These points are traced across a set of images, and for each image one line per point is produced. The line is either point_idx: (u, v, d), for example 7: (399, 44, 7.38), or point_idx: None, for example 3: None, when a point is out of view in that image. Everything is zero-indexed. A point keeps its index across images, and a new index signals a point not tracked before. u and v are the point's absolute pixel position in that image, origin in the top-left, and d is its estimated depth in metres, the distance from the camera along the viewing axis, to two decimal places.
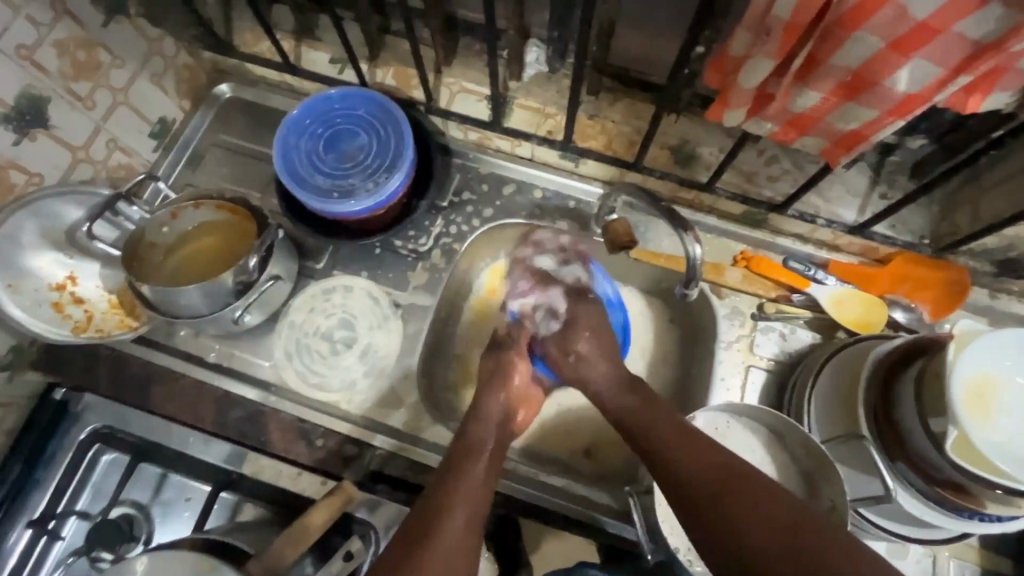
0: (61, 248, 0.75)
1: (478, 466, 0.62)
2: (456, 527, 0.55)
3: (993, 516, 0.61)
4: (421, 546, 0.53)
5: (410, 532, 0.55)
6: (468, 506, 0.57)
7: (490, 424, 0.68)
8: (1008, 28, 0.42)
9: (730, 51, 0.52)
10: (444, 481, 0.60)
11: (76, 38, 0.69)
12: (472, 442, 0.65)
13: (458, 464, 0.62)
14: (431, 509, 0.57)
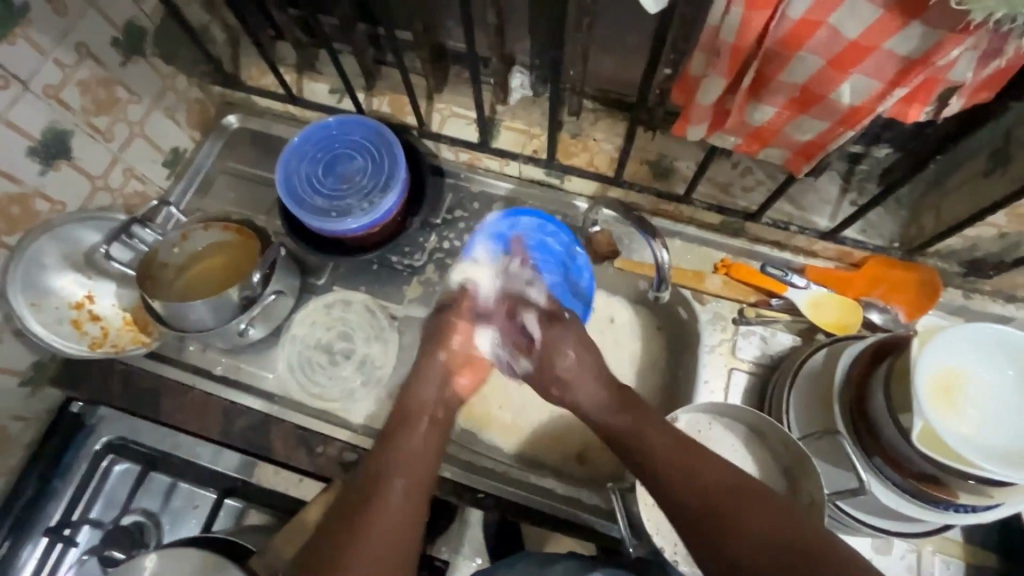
0: (81, 270, 0.81)
1: (415, 438, 0.63)
2: (393, 503, 0.57)
3: (968, 506, 0.62)
4: (358, 531, 0.55)
5: (347, 513, 0.57)
6: (403, 485, 0.59)
7: (433, 390, 0.69)
8: (932, 44, 0.46)
9: (689, 71, 0.57)
10: (381, 457, 0.61)
11: (97, 77, 0.76)
12: (412, 410, 0.66)
13: (393, 436, 0.63)
14: (370, 484, 0.58)
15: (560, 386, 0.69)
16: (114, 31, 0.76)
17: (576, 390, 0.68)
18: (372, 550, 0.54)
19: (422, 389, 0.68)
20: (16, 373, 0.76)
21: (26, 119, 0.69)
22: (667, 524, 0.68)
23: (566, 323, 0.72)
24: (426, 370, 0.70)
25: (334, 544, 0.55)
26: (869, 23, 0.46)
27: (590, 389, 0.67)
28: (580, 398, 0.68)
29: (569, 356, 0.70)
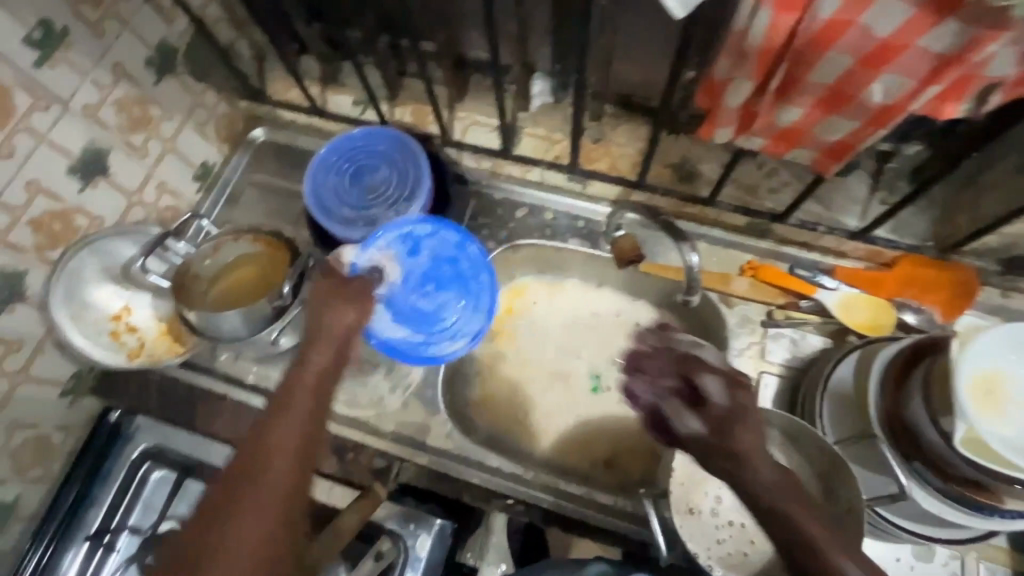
0: (118, 282, 0.83)
1: (304, 405, 0.57)
2: (275, 485, 0.51)
3: (1013, 512, 0.61)
4: (230, 512, 0.49)
5: (222, 493, 0.50)
6: (284, 455, 0.53)
7: (326, 351, 0.62)
8: (968, 41, 0.45)
9: (714, 75, 0.57)
10: (261, 428, 0.55)
11: (132, 96, 0.78)
12: (300, 372, 0.60)
13: (279, 409, 0.56)
14: (252, 464, 0.51)
15: (745, 459, 0.51)
16: (148, 50, 0.79)
17: (758, 468, 0.51)
18: (245, 534, 0.48)
19: (313, 350, 0.62)
20: (58, 384, 0.78)
21: (66, 139, 0.72)
22: (698, 529, 0.68)
23: (757, 400, 0.56)
24: (317, 331, 0.64)
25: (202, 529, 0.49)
26: (902, 21, 0.45)
27: (787, 488, 0.49)
28: (767, 484, 0.50)
29: (759, 436, 0.53)
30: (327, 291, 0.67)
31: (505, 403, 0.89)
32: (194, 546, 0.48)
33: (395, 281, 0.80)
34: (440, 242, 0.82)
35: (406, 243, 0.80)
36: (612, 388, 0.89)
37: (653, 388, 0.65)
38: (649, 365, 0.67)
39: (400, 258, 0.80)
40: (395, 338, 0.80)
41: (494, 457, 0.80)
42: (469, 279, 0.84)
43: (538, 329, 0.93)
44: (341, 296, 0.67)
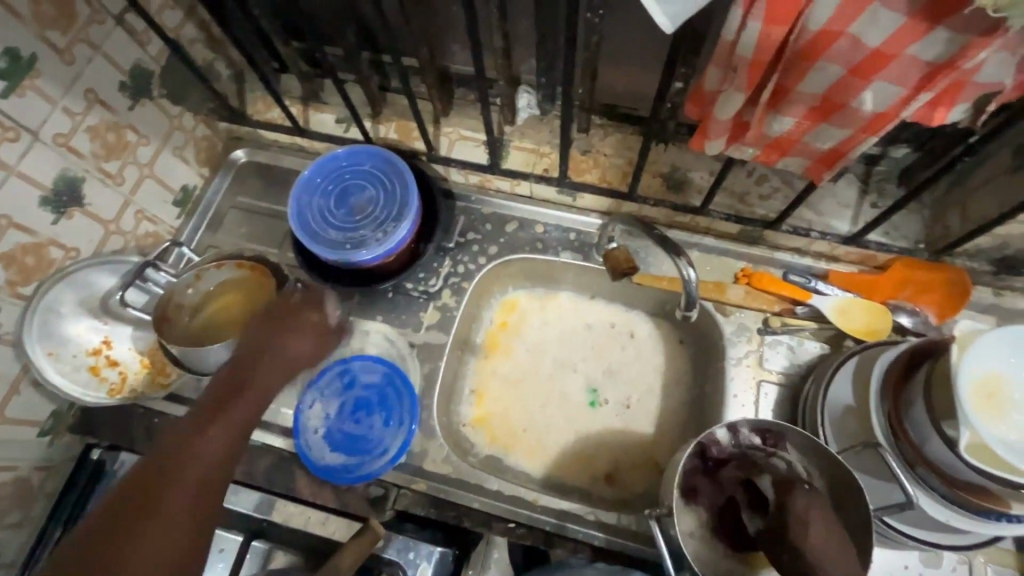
0: (95, 315, 0.81)
1: (234, 411, 0.67)
2: (190, 478, 0.60)
3: (1019, 517, 0.59)
4: (144, 508, 0.57)
5: (142, 480, 0.59)
6: (204, 466, 0.62)
7: (270, 374, 0.72)
8: (957, 49, 0.45)
9: (704, 86, 0.56)
10: (191, 433, 0.63)
11: (105, 122, 0.75)
12: (240, 384, 0.69)
13: (213, 411, 0.66)
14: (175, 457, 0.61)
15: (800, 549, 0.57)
16: (121, 75, 0.76)
17: (813, 547, 0.56)
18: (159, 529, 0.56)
19: (262, 361, 0.72)
20: (36, 423, 0.75)
21: (39, 170, 0.69)
22: (707, 550, 0.68)
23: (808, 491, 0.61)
24: (272, 342, 0.74)
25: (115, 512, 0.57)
26: (891, 30, 0.45)
27: (839, 563, 0.55)
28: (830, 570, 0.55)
29: (804, 522, 0.58)
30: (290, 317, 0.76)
31: (501, 422, 0.87)
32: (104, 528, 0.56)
33: (331, 413, 0.82)
34: (373, 375, 0.83)
35: (340, 375, 0.83)
36: (610, 402, 0.87)
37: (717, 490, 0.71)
38: (723, 472, 0.71)
39: (336, 392, 0.83)
40: (326, 464, 0.79)
41: (493, 479, 0.78)
42: (395, 406, 0.81)
43: (532, 342, 0.92)
44: (298, 317, 0.77)
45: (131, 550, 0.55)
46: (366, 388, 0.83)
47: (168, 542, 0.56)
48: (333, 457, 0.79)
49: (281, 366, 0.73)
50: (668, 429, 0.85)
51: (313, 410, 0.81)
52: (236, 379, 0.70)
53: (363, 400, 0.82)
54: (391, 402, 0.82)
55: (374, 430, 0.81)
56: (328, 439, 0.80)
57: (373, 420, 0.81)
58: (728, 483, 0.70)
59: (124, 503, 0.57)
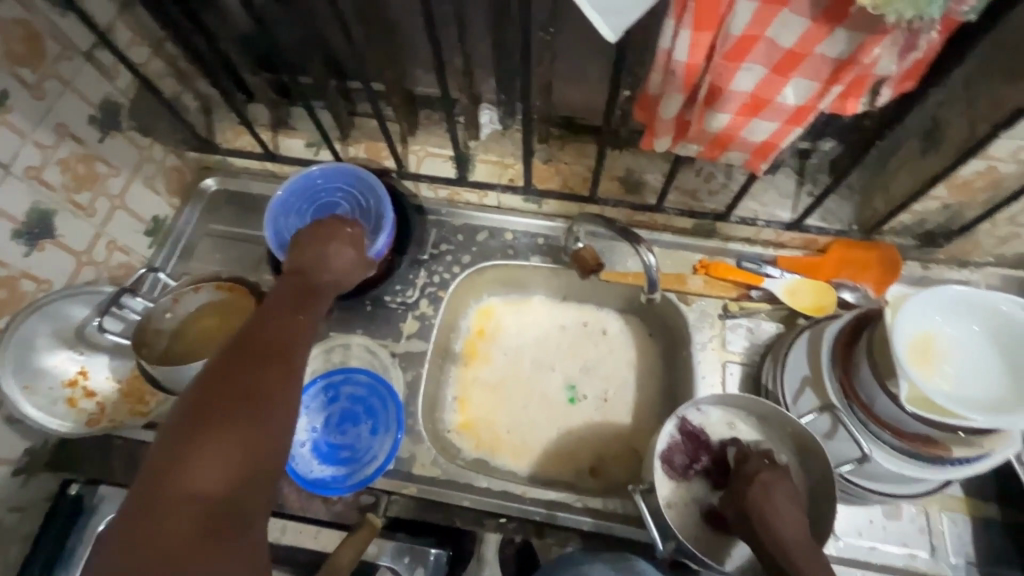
0: (71, 345, 0.80)
1: (309, 300, 0.64)
2: (286, 349, 0.57)
3: (961, 459, 0.66)
4: (248, 372, 0.53)
5: (233, 359, 0.54)
6: (292, 338, 0.59)
7: (329, 277, 0.68)
8: (857, 47, 0.52)
9: (648, 92, 0.63)
10: (273, 320, 0.59)
11: (76, 154, 0.77)
12: (306, 285, 0.66)
13: (288, 299, 0.63)
14: (264, 330, 0.58)
15: (768, 525, 0.60)
16: (91, 108, 0.78)
17: (777, 523, 0.60)
18: (277, 397, 0.53)
19: (316, 272, 0.68)
20: (9, 461, 0.73)
21: (10, 203, 0.70)
22: (682, 515, 0.72)
23: (772, 467, 0.66)
24: (321, 255, 0.69)
25: (215, 386, 0.51)
26: (801, 32, 0.52)
27: (782, 514, 0.60)
28: (778, 526, 0.60)
29: (773, 500, 0.62)
30: (337, 237, 0.71)
31: (486, 424, 0.90)
32: (209, 402, 0.50)
33: (316, 428, 0.82)
34: (357, 386, 0.85)
35: (323, 389, 0.84)
36: (589, 397, 0.91)
37: (690, 460, 0.74)
38: (699, 444, 0.74)
39: (321, 406, 0.84)
40: (316, 476, 0.79)
41: (482, 477, 0.80)
42: (381, 414, 0.83)
43: (509, 347, 0.95)
44: (339, 234, 0.72)
45: (251, 418, 0.50)
46: (350, 401, 0.84)
47: (280, 415, 0.52)
48: (322, 471, 0.80)
49: (333, 280, 0.69)
50: (645, 417, 0.90)
51: (300, 426, 0.82)
52: (302, 278, 0.66)
53: (348, 412, 0.84)
54: (376, 413, 0.83)
55: (362, 438, 0.82)
56: (318, 452, 0.81)
57: (359, 429, 0.82)
58: (702, 456, 0.74)
59: (223, 375, 0.52)
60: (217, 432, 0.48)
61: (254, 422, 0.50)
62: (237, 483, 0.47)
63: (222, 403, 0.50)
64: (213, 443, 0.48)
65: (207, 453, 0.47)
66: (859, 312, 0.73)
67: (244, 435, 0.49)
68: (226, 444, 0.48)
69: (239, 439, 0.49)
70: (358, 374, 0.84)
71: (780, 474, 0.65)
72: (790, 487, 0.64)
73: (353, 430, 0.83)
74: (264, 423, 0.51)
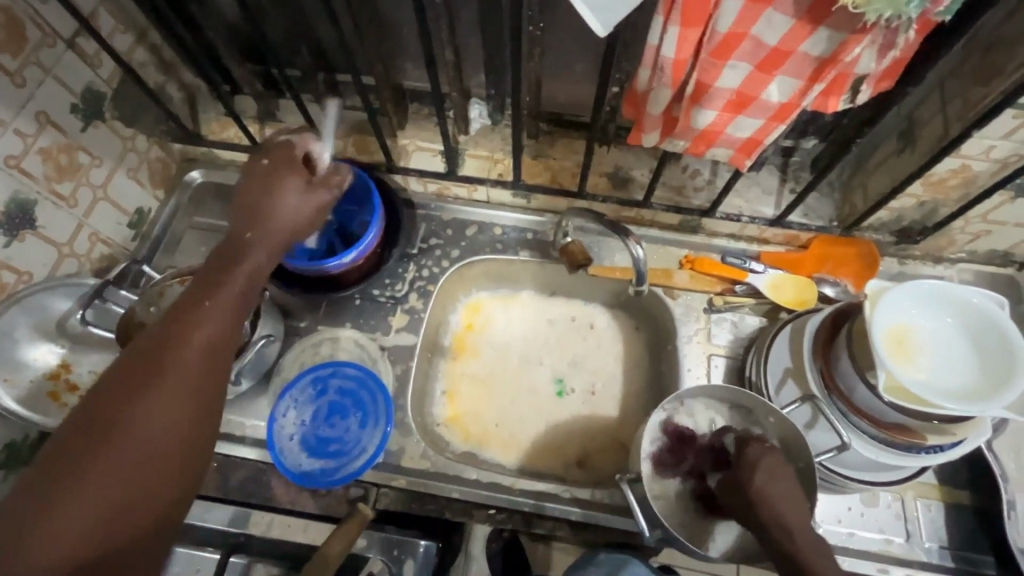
0: (53, 339, 0.79)
1: (233, 295, 0.55)
2: (193, 369, 0.49)
3: (935, 446, 0.68)
4: (141, 406, 0.46)
5: (119, 385, 0.47)
6: (204, 354, 0.51)
7: (267, 238, 0.58)
8: (838, 46, 0.54)
9: (636, 88, 0.63)
10: (177, 325, 0.50)
11: (58, 144, 0.76)
12: (233, 266, 0.56)
13: (208, 292, 0.53)
14: (172, 341, 0.50)
15: (772, 510, 0.61)
16: (73, 97, 0.77)
17: (780, 508, 0.61)
18: (173, 438, 0.47)
19: (254, 224, 0.58)
20: None
21: None
22: (669, 504, 0.74)
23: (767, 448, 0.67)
24: (260, 205, 0.59)
25: (100, 418, 0.45)
26: (784, 31, 0.54)
27: (783, 499, 0.61)
28: (781, 511, 0.61)
29: (774, 486, 0.62)
30: (268, 174, 0.61)
31: (474, 418, 0.90)
32: (89, 440, 0.44)
33: (304, 422, 0.82)
34: (344, 379, 0.84)
35: (308, 383, 0.83)
36: (576, 390, 0.92)
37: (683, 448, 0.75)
38: (689, 434, 0.76)
39: (306, 400, 0.83)
40: (305, 469, 0.79)
41: (471, 469, 0.81)
42: (369, 406, 0.83)
43: (497, 341, 0.96)
44: (270, 173, 0.61)
45: (136, 467, 0.45)
46: (337, 394, 0.83)
47: (177, 459, 0.47)
48: (311, 464, 0.79)
49: (276, 227, 0.59)
50: (631, 409, 0.91)
51: (288, 421, 0.81)
52: (231, 257, 0.56)
53: (335, 405, 0.83)
54: (365, 405, 0.83)
55: (350, 430, 0.82)
56: (306, 446, 0.81)
57: (347, 422, 0.82)
58: (695, 444, 0.75)
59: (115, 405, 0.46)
60: (89, 484, 0.43)
61: (141, 470, 0.45)
62: (116, 540, 0.43)
63: (106, 442, 0.44)
64: (85, 496, 0.42)
65: (78, 511, 0.42)
66: (838, 306, 0.75)
67: (129, 487, 0.44)
68: (104, 494, 0.43)
69: (119, 492, 0.44)
70: (343, 367, 0.84)
71: (777, 457, 0.66)
72: (788, 468, 0.65)
73: (341, 423, 0.82)
74: (150, 466, 0.45)
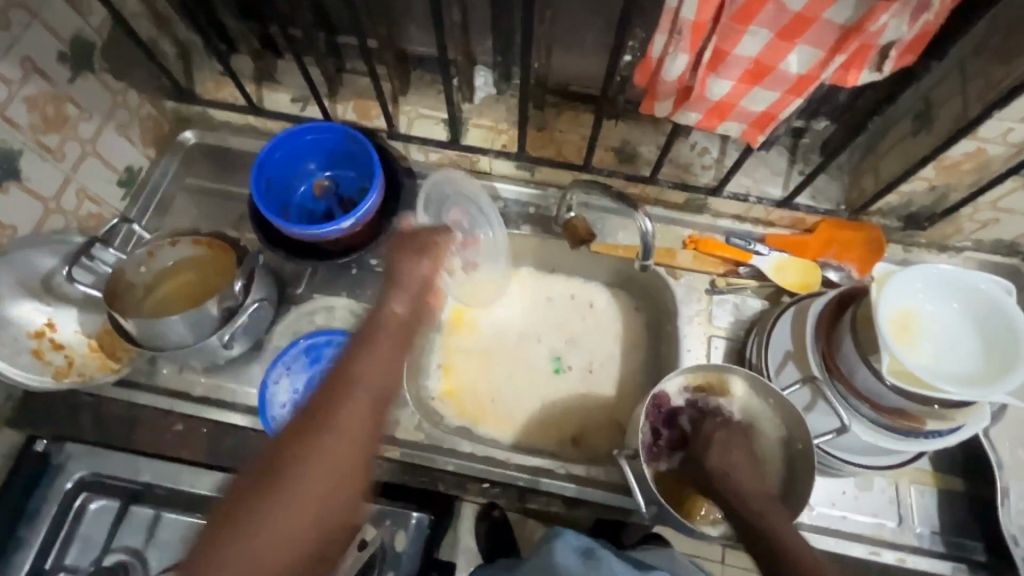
0: (37, 296, 0.76)
1: (381, 355, 0.54)
2: (343, 435, 0.49)
3: (934, 432, 0.68)
4: (293, 473, 0.47)
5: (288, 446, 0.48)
6: (357, 419, 0.50)
7: (413, 302, 0.59)
8: (864, 14, 0.52)
9: (651, 54, 0.61)
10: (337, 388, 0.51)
11: (45, 93, 0.73)
12: (384, 328, 0.56)
13: (358, 355, 0.54)
14: (325, 405, 0.50)
15: (731, 483, 0.64)
16: (61, 45, 0.73)
17: (738, 477, 0.64)
18: (320, 508, 0.46)
19: (400, 287, 0.59)
20: None
21: None
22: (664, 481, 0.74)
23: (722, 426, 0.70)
24: (407, 266, 0.61)
25: (259, 483, 0.46)
26: None
27: (740, 472, 0.64)
28: (741, 483, 0.64)
29: (731, 458, 0.66)
30: (404, 240, 0.64)
31: (470, 393, 0.89)
32: (246, 502, 0.46)
33: (296, 391, 0.80)
34: (337, 349, 0.82)
35: (301, 352, 0.81)
36: (574, 367, 0.91)
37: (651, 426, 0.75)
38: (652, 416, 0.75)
39: (298, 370, 0.81)
40: None
41: (465, 442, 0.80)
42: None
43: (497, 317, 0.94)
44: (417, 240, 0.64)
45: (282, 534, 0.45)
46: (329, 364, 0.82)
47: (322, 528, 0.47)
48: None
49: (420, 292, 0.60)
50: (629, 389, 0.90)
51: (280, 390, 0.79)
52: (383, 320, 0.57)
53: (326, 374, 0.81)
54: None
55: None
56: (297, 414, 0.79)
57: None
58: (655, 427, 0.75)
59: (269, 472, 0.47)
60: (251, 547, 0.44)
61: (287, 537, 0.45)
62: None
63: (257, 506, 0.45)
64: (252, 548, 0.44)
65: (242, 572, 0.43)
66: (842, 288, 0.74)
67: (275, 553, 0.44)
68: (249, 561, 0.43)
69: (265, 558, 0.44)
70: (338, 337, 0.82)
71: (731, 433, 0.69)
72: (743, 443, 0.68)
73: None
74: (295, 535, 0.45)
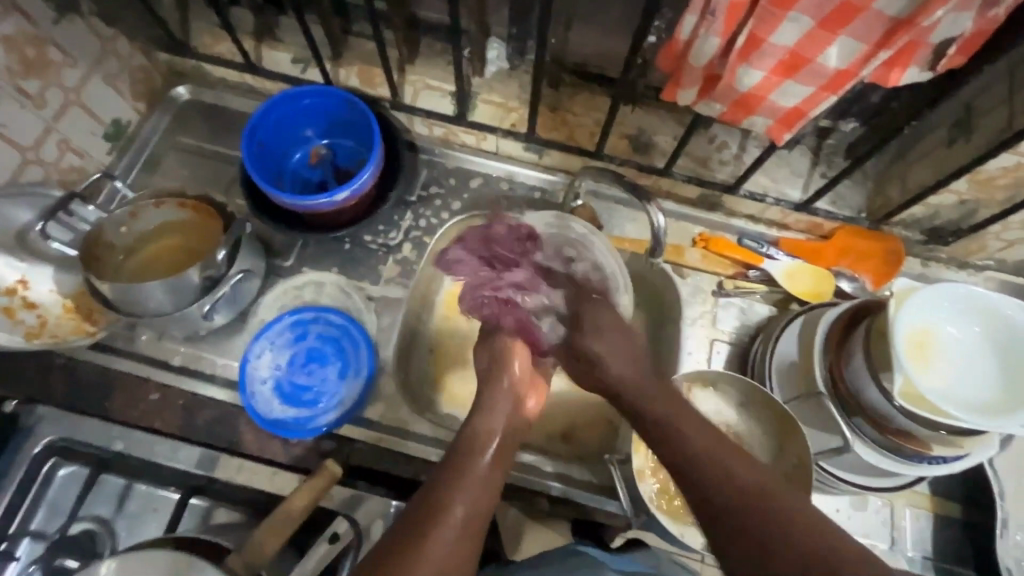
0: (11, 252, 0.73)
1: (478, 470, 0.60)
2: (448, 538, 0.53)
3: (939, 458, 0.65)
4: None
5: (392, 556, 0.51)
6: (460, 520, 0.55)
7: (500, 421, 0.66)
8: (918, 6, 0.47)
9: (678, 35, 0.57)
10: (436, 501, 0.56)
11: (24, 33, 0.68)
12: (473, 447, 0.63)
13: (454, 466, 0.61)
14: (430, 509, 0.55)
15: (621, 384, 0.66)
16: None
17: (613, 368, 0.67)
18: None
19: (489, 409, 0.67)
20: None
21: None
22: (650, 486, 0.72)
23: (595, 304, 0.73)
24: (492, 387, 0.69)
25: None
26: None
27: (613, 355, 0.68)
28: (619, 371, 0.67)
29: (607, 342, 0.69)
30: (488, 355, 0.74)
31: None
32: None
33: (279, 368, 0.77)
34: (324, 326, 0.79)
35: (286, 327, 0.78)
36: None
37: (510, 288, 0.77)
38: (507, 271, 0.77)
39: (282, 346, 0.78)
40: (276, 417, 0.75)
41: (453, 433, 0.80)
42: (350, 356, 0.78)
43: None
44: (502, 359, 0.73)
45: None
46: (315, 341, 0.79)
47: None
48: (282, 413, 0.75)
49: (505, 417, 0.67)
50: None
51: (263, 365, 0.77)
52: (476, 440, 0.64)
53: (312, 352, 0.79)
54: (344, 353, 0.79)
55: (326, 377, 0.78)
56: (280, 392, 0.76)
57: (324, 369, 0.78)
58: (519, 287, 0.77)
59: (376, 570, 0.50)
60: None
61: None
62: None
63: None
64: None
65: None
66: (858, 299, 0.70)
67: None
68: None
69: None
70: (327, 315, 0.79)
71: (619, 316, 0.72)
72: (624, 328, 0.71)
73: (318, 372, 0.78)
74: None
